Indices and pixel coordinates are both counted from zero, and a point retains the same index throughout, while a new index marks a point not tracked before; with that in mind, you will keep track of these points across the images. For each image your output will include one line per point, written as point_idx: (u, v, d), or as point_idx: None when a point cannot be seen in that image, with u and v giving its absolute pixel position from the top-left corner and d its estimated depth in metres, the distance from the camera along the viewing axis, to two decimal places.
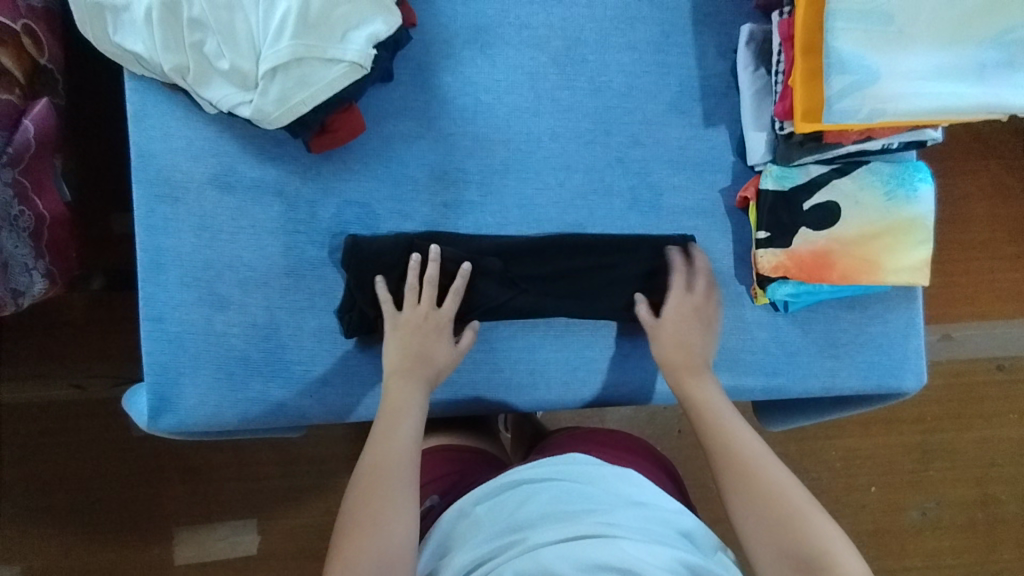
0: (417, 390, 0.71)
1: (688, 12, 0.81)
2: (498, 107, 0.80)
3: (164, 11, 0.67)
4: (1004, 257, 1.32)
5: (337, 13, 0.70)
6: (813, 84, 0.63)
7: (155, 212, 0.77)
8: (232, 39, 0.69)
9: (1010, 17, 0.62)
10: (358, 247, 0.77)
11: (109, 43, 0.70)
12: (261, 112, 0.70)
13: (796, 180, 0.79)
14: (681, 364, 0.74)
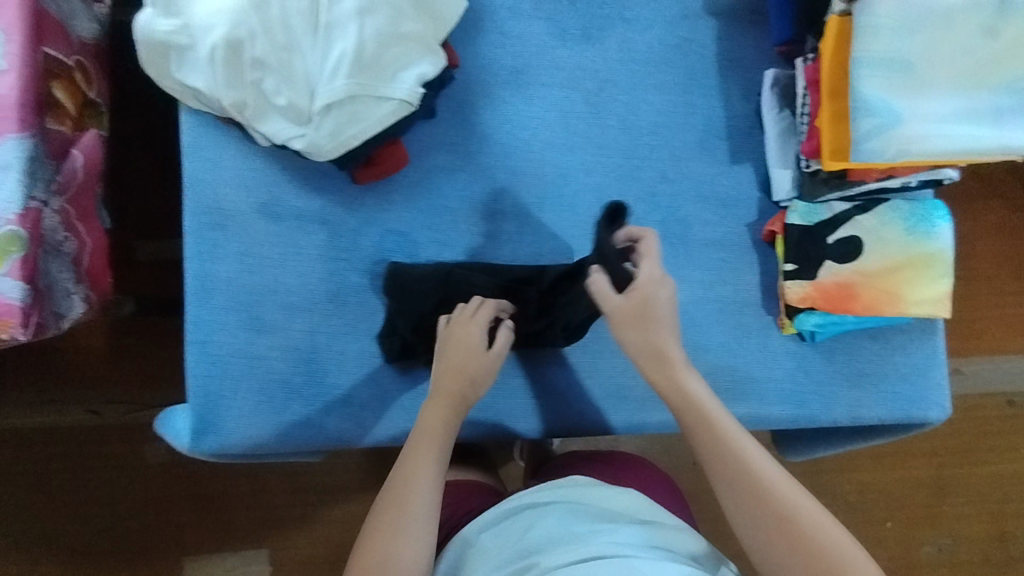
0: (452, 416, 0.70)
1: (714, 57, 0.86)
2: (534, 142, 0.83)
3: (226, 51, 0.71)
4: (1011, 293, 1.35)
5: (389, 54, 0.74)
6: (839, 125, 0.68)
7: (204, 240, 0.79)
8: (290, 78, 0.73)
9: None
10: (401, 275, 0.81)
11: (172, 79, 0.74)
12: (314, 145, 0.74)
13: (821, 217, 0.82)
14: (659, 355, 0.68)
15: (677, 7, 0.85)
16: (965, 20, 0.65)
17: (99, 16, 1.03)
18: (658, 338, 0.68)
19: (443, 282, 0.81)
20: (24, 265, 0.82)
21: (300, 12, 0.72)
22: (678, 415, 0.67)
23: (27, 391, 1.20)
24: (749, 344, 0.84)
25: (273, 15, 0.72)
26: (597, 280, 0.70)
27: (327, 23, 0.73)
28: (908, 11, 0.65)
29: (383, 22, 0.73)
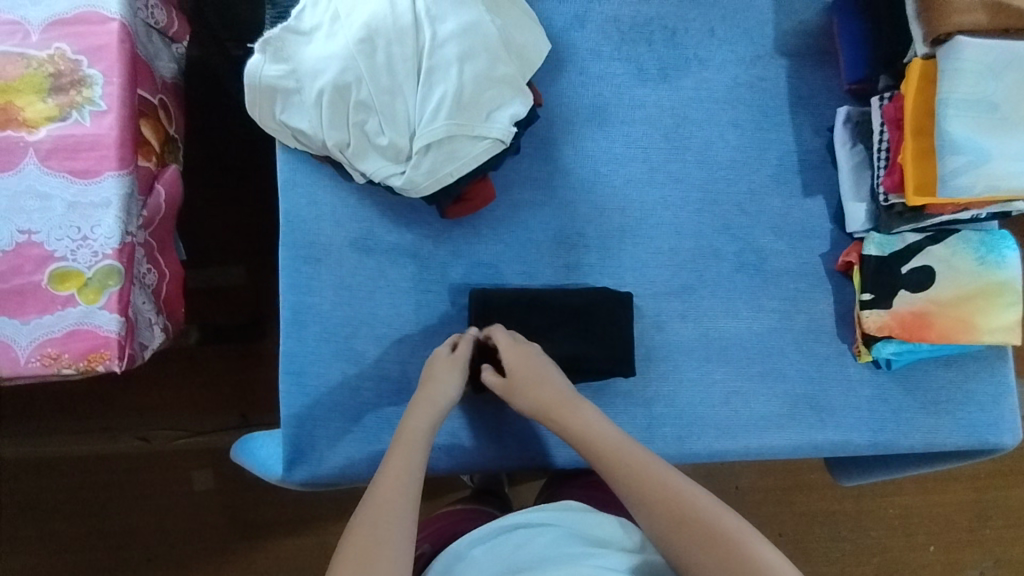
0: (428, 427, 0.72)
1: (786, 94, 0.89)
2: (614, 177, 0.87)
3: (334, 94, 0.75)
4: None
5: (485, 96, 0.77)
6: (925, 161, 0.72)
7: (300, 272, 0.82)
8: (392, 119, 0.76)
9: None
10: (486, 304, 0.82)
11: (275, 121, 0.78)
12: (412, 182, 0.77)
13: (895, 247, 0.85)
14: (544, 405, 0.73)
15: (749, 48, 0.90)
16: None
17: (177, 55, 1.05)
18: (540, 390, 0.74)
19: (528, 311, 0.82)
20: (121, 297, 0.83)
21: (403, 57, 0.76)
22: (606, 467, 0.68)
23: (82, 418, 1.21)
24: (827, 371, 0.86)
25: (378, 60, 0.75)
26: (484, 370, 0.79)
27: (428, 67, 0.76)
28: (995, 54, 0.68)
29: (480, 66, 0.77)
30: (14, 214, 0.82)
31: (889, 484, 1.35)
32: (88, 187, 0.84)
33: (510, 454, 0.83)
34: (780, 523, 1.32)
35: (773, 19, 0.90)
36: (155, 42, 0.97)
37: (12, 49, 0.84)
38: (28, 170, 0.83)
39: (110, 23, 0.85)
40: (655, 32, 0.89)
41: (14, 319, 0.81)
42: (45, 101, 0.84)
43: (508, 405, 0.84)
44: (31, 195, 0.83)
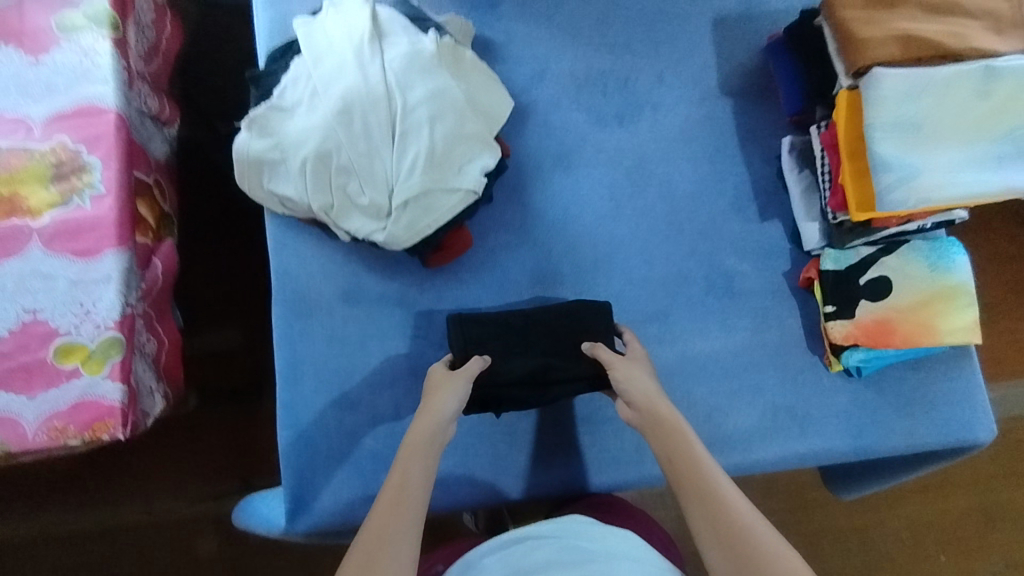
0: (434, 443, 0.71)
1: (734, 129, 0.97)
2: (583, 216, 0.93)
3: (316, 162, 0.81)
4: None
5: (456, 152, 0.84)
6: (860, 180, 0.78)
7: (293, 328, 0.86)
8: (372, 179, 0.82)
9: (1017, 118, 0.76)
10: (466, 326, 0.84)
11: (263, 190, 0.84)
12: (393, 237, 0.83)
13: (850, 261, 0.90)
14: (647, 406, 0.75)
15: (696, 90, 0.98)
16: (961, 85, 0.76)
17: (169, 137, 1.13)
18: (643, 389, 0.77)
19: (511, 327, 0.85)
20: (123, 366, 0.87)
21: (378, 122, 0.83)
22: (675, 478, 0.69)
23: (83, 494, 1.22)
24: (802, 383, 0.90)
25: (355, 127, 0.82)
26: (594, 346, 0.83)
27: (402, 129, 0.83)
28: (911, 80, 0.75)
29: (449, 125, 0.84)
30: (20, 295, 0.87)
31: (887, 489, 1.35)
32: (90, 265, 0.89)
33: (507, 486, 0.87)
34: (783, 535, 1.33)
35: (715, 62, 0.98)
36: (148, 127, 1.04)
37: (16, 144, 0.91)
38: (32, 254, 0.89)
39: (107, 113, 0.93)
40: (609, 82, 0.97)
41: (21, 395, 0.85)
42: (48, 189, 0.91)
43: (499, 440, 0.88)
44: (36, 276, 0.88)
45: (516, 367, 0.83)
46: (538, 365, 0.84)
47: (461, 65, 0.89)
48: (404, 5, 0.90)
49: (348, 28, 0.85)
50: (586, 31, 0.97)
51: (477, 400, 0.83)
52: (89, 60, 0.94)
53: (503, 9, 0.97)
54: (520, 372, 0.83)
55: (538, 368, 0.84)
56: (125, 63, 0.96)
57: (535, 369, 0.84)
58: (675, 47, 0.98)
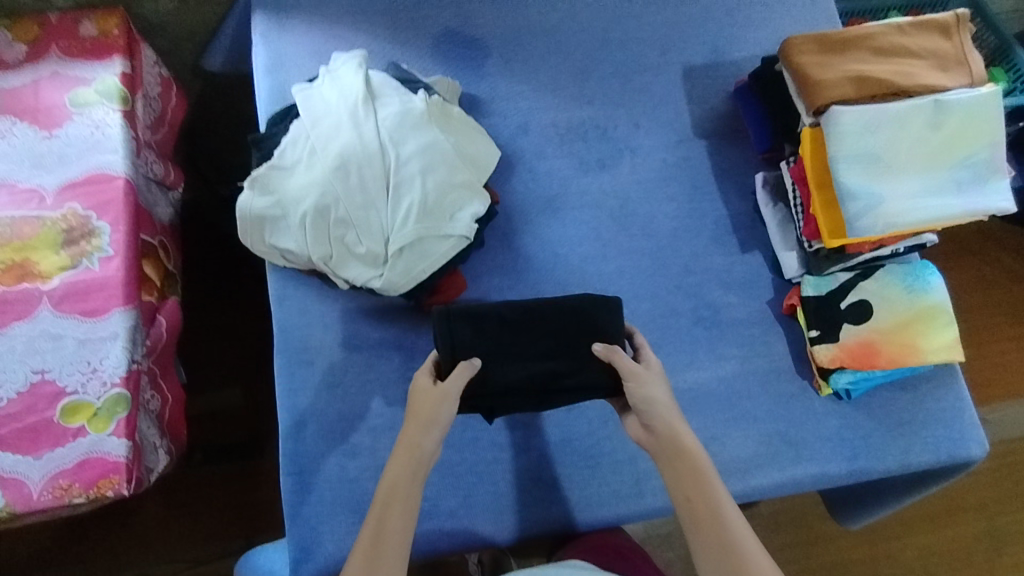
0: (415, 484, 0.74)
1: (710, 168, 1.03)
2: (571, 257, 0.97)
3: (315, 216, 0.86)
4: (1012, 337, 1.45)
5: (448, 201, 0.89)
6: (830, 209, 0.83)
7: (295, 375, 0.89)
8: (369, 229, 0.87)
9: (968, 146, 0.83)
10: (460, 327, 0.82)
11: (265, 244, 0.88)
12: (390, 283, 0.86)
13: (830, 286, 0.93)
14: (672, 439, 0.74)
15: (671, 135, 1.04)
16: (914, 118, 0.82)
17: (174, 200, 1.18)
18: (662, 414, 0.76)
19: (508, 326, 0.84)
20: (129, 423, 0.89)
21: (374, 175, 0.87)
22: (688, 512, 0.72)
23: (81, 561, 1.20)
24: (794, 408, 0.92)
25: (352, 181, 0.87)
26: (612, 352, 0.79)
27: (396, 181, 0.88)
28: (867, 116, 0.81)
29: (440, 175, 0.89)
30: (30, 356, 0.90)
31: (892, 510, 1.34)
32: (97, 324, 0.92)
33: (508, 526, 0.88)
34: (788, 560, 1.31)
35: (687, 108, 1.05)
36: (154, 191, 1.10)
37: (29, 213, 0.96)
38: (42, 316, 0.92)
39: (117, 180, 0.98)
40: (589, 130, 1.03)
41: (28, 455, 0.86)
42: (58, 254, 0.95)
43: (499, 479, 0.89)
44: (45, 337, 0.91)
45: (512, 375, 0.83)
46: (536, 373, 0.84)
47: (449, 120, 0.95)
48: (395, 69, 0.98)
49: (342, 91, 0.92)
50: (566, 85, 1.05)
51: (470, 405, 0.83)
52: (100, 132, 1.00)
53: (487, 67, 1.04)
54: (516, 379, 0.83)
55: (534, 376, 0.84)
56: (133, 133, 1.02)
57: (531, 377, 0.84)
58: (649, 96, 1.05)
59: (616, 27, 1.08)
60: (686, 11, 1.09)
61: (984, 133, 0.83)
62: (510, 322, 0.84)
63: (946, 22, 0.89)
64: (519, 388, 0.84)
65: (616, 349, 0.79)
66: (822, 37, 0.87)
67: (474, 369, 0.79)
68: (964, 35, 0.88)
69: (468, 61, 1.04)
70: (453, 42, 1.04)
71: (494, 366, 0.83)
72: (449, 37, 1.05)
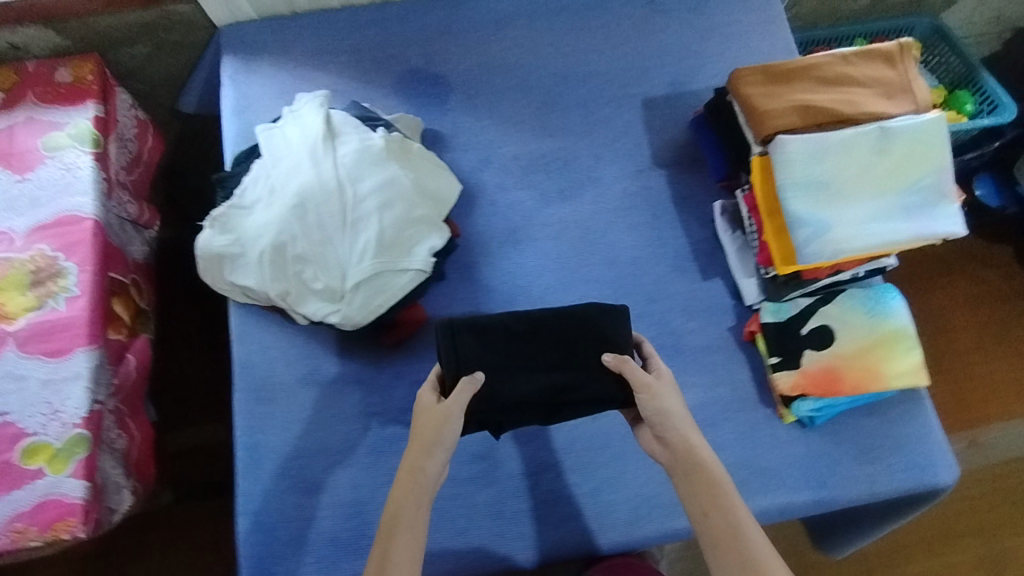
0: (420, 510, 0.70)
1: (669, 197, 1.04)
2: (533, 288, 0.98)
3: (273, 253, 0.87)
4: (998, 357, 1.43)
5: (406, 236, 0.90)
6: (781, 236, 0.87)
7: (253, 413, 0.89)
8: (325, 266, 0.88)
9: (915, 173, 0.87)
10: (465, 340, 0.82)
11: (224, 282, 0.89)
12: (348, 318, 0.87)
13: (790, 312, 0.95)
14: (692, 455, 0.71)
15: (631, 165, 1.05)
16: (859, 146, 0.86)
17: (149, 239, 1.19)
18: (676, 429, 0.74)
19: (515, 338, 0.83)
20: (87, 464, 0.88)
21: (331, 212, 0.89)
22: (715, 534, 0.67)
23: None
24: (758, 437, 0.91)
25: (309, 219, 0.88)
26: (627, 364, 0.77)
27: (353, 218, 0.89)
28: (813, 145, 0.85)
29: (398, 212, 0.90)
30: None
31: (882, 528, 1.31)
32: (61, 364, 0.92)
33: (469, 561, 0.86)
34: None
35: (646, 139, 1.07)
36: (127, 231, 1.12)
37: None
38: (7, 356, 0.93)
39: (85, 221, 1.00)
40: (550, 162, 1.05)
41: None
42: (25, 294, 0.96)
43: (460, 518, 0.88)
44: (8, 377, 0.92)
45: (520, 391, 0.83)
46: (544, 388, 0.83)
47: (409, 155, 0.96)
48: (356, 108, 1.00)
49: (303, 130, 0.94)
50: (527, 119, 1.07)
51: (477, 422, 0.83)
52: (70, 174, 1.02)
53: (450, 103, 1.07)
54: (523, 395, 0.83)
55: (541, 391, 0.83)
56: (105, 175, 1.04)
57: (540, 392, 0.84)
58: (609, 126, 1.07)
59: (576, 62, 1.11)
60: (644, 44, 1.12)
61: (930, 160, 0.87)
62: (515, 336, 0.84)
63: (890, 52, 0.93)
64: (527, 404, 0.83)
65: (628, 359, 0.77)
66: (768, 69, 0.91)
67: (478, 383, 0.78)
68: (908, 64, 0.93)
69: (432, 97, 1.07)
70: (417, 80, 1.08)
71: (500, 380, 0.82)
72: (413, 75, 1.09)
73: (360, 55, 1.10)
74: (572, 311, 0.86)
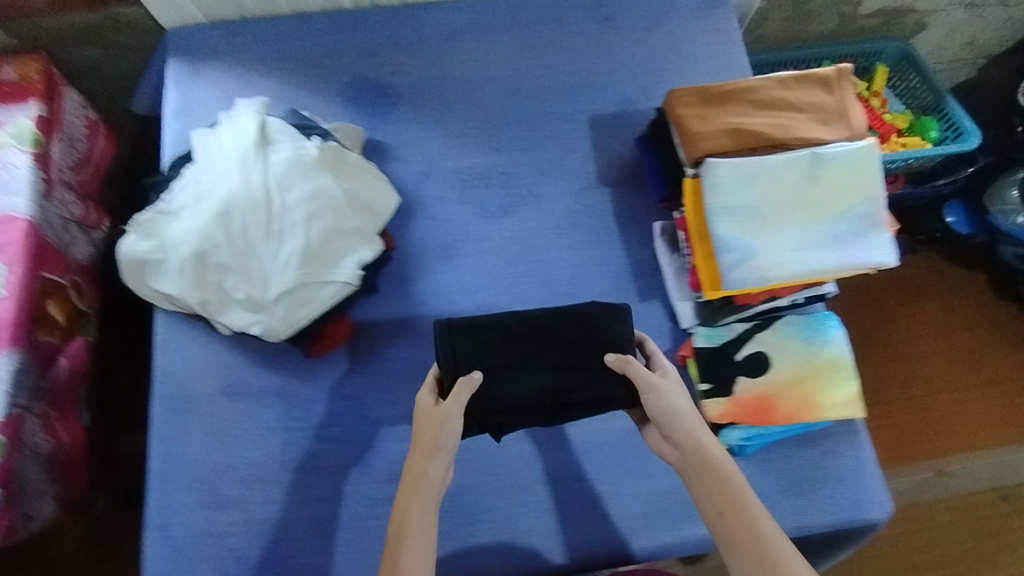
0: (430, 510, 0.76)
1: (611, 215, 1.06)
2: (466, 304, 1.01)
3: (195, 262, 0.90)
4: (967, 387, 1.54)
5: (332, 249, 0.93)
6: (710, 260, 0.93)
7: (171, 423, 0.92)
8: (250, 277, 0.91)
9: (844, 203, 0.92)
10: (466, 341, 0.88)
11: (149, 288, 0.93)
12: (270, 328, 0.91)
13: (724, 337, 0.95)
14: (700, 450, 0.78)
15: (574, 184, 1.07)
16: (790, 172, 0.91)
17: (98, 240, 1.17)
18: (683, 426, 0.80)
19: (516, 339, 0.89)
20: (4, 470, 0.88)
21: (256, 220, 0.91)
22: (724, 519, 0.74)
23: None
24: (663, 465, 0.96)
25: (232, 226, 0.90)
26: (630, 363, 0.83)
27: (278, 228, 0.91)
28: (742, 169, 0.91)
29: (325, 223, 0.93)
30: None
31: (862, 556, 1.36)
32: None
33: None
34: None
35: (592, 156, 1.09)
36: (71, 231, 1.09)
37: None
38: None
39: (18, 221, 0.98)
40: (493, 177, 1.07)
41: None
42: None
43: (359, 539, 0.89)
44: None
45: (518, 391, 0.88)
46: (546, 389, 0.89)
47: (345, 167, 0.98)
48: (294, 115, 1.02)
49: (235, 135, 0.95)
50: (474, 132, 1.09)
51: (479, 423, 0.88)
52: (7, 173, 1.01)
53: (394, 114, 1.10)
54: (523, 396, 0.88)
55: (542, 392, 0.89)
56: (43, 174, 1.03)
57: (541, 393, 0.89)
58: (556, 142, 1.09)
59: (526, 76, 1.13)
60: (596, 61, 1.14)
61: (860, 189, 0.92)
62: (515, 337, 0.89)
63: (829, 77, 0.98)
64: (528, 404, 0.88)
65: (631, 359, 0.83)
66: (703, 91, 0.97)
67: (476, 383, 0.83)
68: (845, 90, 0.97)
69: (378, 107, 1.10)
70: (366, 89, 1.11)
71: (501, 381, 0.88)
72: (361, 83, 1.11)
73: (308, 61, 1.12)
74: (576, 309, 0.92)
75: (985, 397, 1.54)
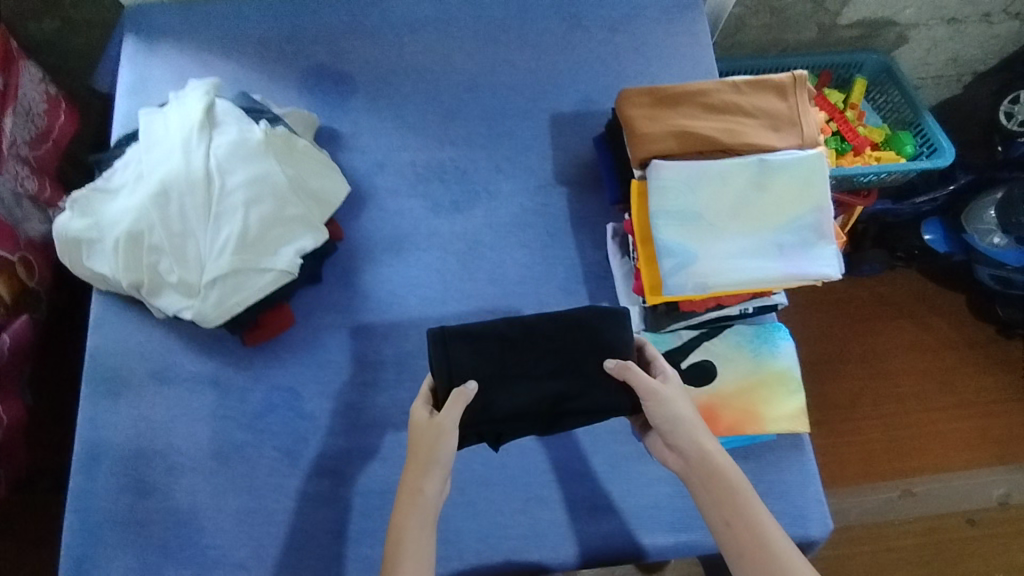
0: (426, 520, 0.91)
1: (565, 218, 1.29)
2: (415, 297, 1.23)
3: (127, 241, 1.11)
4: (949, 407, 1.80)
5: (271, 235, 1.14)
6: (651, 263, 1.11)
7: (98, 405, 1.15)
8: (185, 263, 1.11)
9: (797, 210, 1.08)
10: (455, 343, 1.04)
11: (83, 266, 1.14)
12: (201, 312, 1.11)
13: (670, 344, 1.19)
14: (705, 458, 0.92)
15: (511, 188, 1.30)
16: (738, 176, 1.08)
17: (52, 216, 1.29)
18: (688, 434, 0.94)
19: (515, 347, 1.05)
20: None
21: (196, 203, 1.12)
22: (728, 519, 0.89)
23: None
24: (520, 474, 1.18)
25: (171, 208, 1.11)
26: (636, 373, 0.97)
27: (218, 211, 1.12)
28: (693, 173, 1.08)
29: (265, 208, 1.14)
30: None
31: (858, 553, 1.66)
32: None
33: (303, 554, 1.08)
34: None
35: (549, 152, 1.33)
36: (23, 205, 1.22)
37: None
38: None
39: None
40: (447, 172, 1.31)
41: None
42: None
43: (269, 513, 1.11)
44: None
45: (489, 397, 1.03)
46: (489, 403, 1.02)
47: (293, 152, 1.21)
48: (244, 100, 1.26)
49: (185, 119, 1.16)
50: (434, 126, 1.34)
51: (482, 432, 1.04)
52: None
53: (351, 103, 1.35)
54: (520, 405, 1.03)
55: (542, 400, 1.04)
56: None
57: (509, 411, 1.03)
58: (490, 143, 1.33)
59: (479, 78, 1.38)
60: (554, 67, 1.39)
61: (808, 198, 1.08)
62: (509, 344, 1.05)
63: (783, 87, 1.15)
64: (493, 415, 1.03)
65: (634, 367, 0.97)
66: (658, 91, 1.15)
67: (468, 396, 0.98)
68: (799, 102, 1.14)
69: (336, 97, 1.35)
70: (322, 75, 1.36)
71: (500, 390, 1.03)
72: (320, 70, 1.37)
73: (269, 43, 1.38)
74: (579, 312, 1.09)
75: (959, 418, 1.79)
